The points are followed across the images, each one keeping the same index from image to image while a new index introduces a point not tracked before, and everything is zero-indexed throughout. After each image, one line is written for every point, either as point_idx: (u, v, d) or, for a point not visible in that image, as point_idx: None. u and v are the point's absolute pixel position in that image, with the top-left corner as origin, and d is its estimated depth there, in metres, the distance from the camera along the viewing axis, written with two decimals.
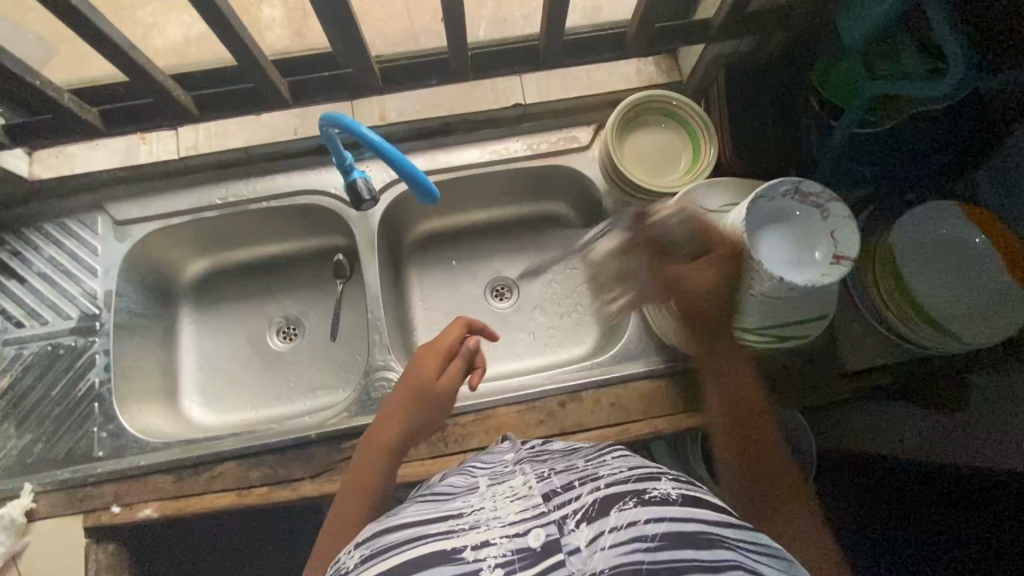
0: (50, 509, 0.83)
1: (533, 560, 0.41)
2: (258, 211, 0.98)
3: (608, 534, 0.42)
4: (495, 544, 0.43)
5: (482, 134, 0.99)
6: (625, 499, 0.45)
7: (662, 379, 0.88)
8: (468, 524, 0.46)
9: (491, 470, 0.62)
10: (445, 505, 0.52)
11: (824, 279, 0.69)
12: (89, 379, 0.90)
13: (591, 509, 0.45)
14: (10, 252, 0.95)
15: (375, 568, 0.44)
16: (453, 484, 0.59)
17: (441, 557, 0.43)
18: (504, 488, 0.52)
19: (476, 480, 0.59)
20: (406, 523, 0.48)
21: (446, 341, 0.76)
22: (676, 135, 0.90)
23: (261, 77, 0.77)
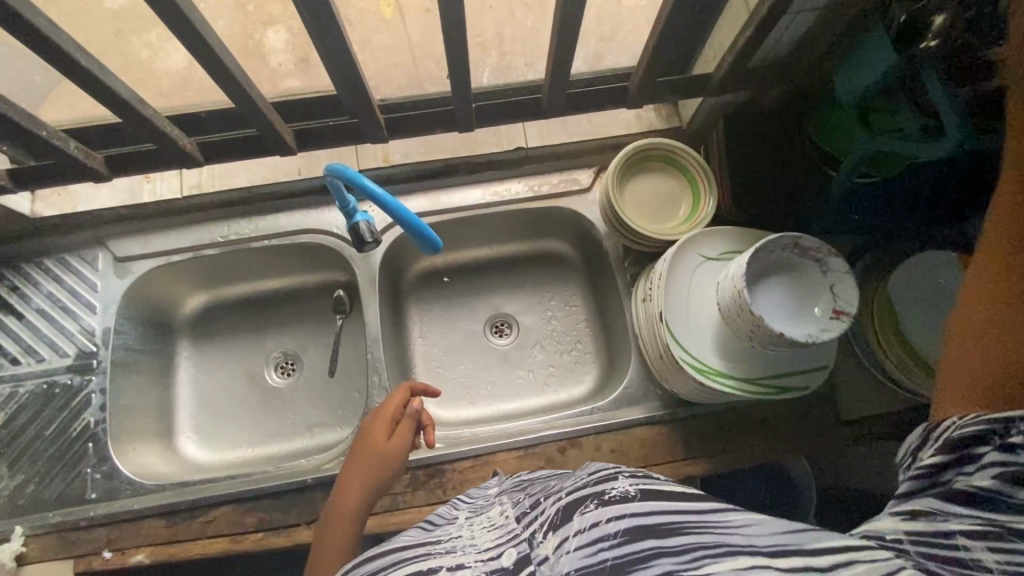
0: (41, 553, 0.82)
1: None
2: (260, 249, 0.98)
3: (573, 537, 0.40)
4: (470, 566, 0.42)
5: (482, 175, 1.00)
6: (586, 502, 0.42)
7: (662, 425, 0.88)
8: (444, 548, 0.47)
9: (474, 503, 0.61)
10: (426, 533, 0.52)
11: (824, 335, 0.69)
12: (84, 419, 0.89)
13: (556, 517, 0.42)
14: (9, 287, 0.94)
15: None
16: (438, 515, 0.58)
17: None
18: (482, 518, 0.53)
19: (456, 512, 0.59)
20: (391, 547, 0.48)
21: (392, 407, 0.80)
22: (675, 181, 0.91)
23: (266, 125, 0.78)
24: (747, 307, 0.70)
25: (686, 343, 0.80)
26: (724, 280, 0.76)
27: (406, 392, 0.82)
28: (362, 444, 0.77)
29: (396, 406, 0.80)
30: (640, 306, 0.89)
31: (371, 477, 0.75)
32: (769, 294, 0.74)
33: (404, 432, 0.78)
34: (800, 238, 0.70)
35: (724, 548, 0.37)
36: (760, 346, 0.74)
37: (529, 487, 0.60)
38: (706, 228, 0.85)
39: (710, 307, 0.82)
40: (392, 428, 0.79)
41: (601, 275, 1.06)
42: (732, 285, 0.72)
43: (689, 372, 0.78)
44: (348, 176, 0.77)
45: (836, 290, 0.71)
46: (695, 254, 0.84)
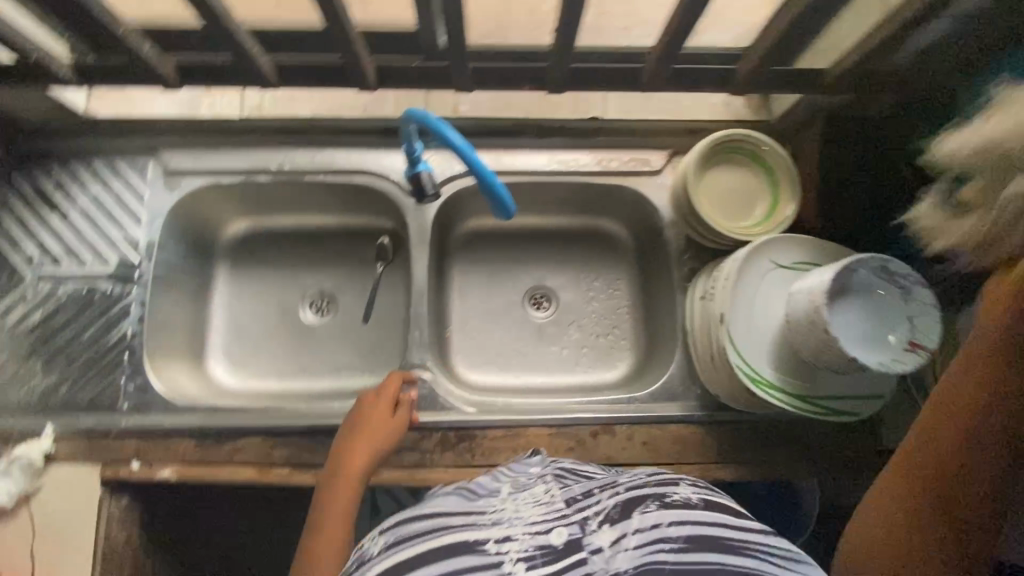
0: (69, 455, 0.82)
1: (556, 557, 0.41)
2: (313, 183, 0.95)
3: (632, 535, 0.42)
4: (518, 539, 0.42)
5: (552, 141, 0.95)
6: (647, 501, 0.45)
7: (698, 425, 0.87)
8: (491, 519, 0.45)
9: (518, 478, 0.56)
10: (469, 501, 0.49)
11: (893, 367, 0.67)
12: (121, 328, 0.88)
13: (615, 511, 0.44)
14: (55, 184, 0.92)
15: (406, 551, 0.43)
16: (479, 482, 0.53)
17: (464, 546, 0.42)
18: (528, 493, 0.50)
19: (500, 485, 0.53)
20: (435, 513, 0.47)
21: (390, 393, 0.81)
22: (758, 181, 0.87)
23: (351, 54, 0.73)
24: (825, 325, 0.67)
25: (744, 350, 0.78)
26: (800, 291, 0.72)
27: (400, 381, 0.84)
28: (355, 427, 0.78)
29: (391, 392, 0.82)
30: (697, 303, 0.86)
31: (366, 458, 0.75)
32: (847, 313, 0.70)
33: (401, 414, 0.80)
34: (888, 261, 0.67)
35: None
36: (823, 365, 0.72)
37: (579, 474, 0.56)
38: (785, 235, 0.81)
39: (773, 316, 0.79)
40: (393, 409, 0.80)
41: (653, 263, 1.03)
42: (811, 298, 0.69)
43: (743, 381, 0.76)
44: (427, 122, 0.72)
45: (915, 321, 0.69)
46: (768, 259, 0.80)
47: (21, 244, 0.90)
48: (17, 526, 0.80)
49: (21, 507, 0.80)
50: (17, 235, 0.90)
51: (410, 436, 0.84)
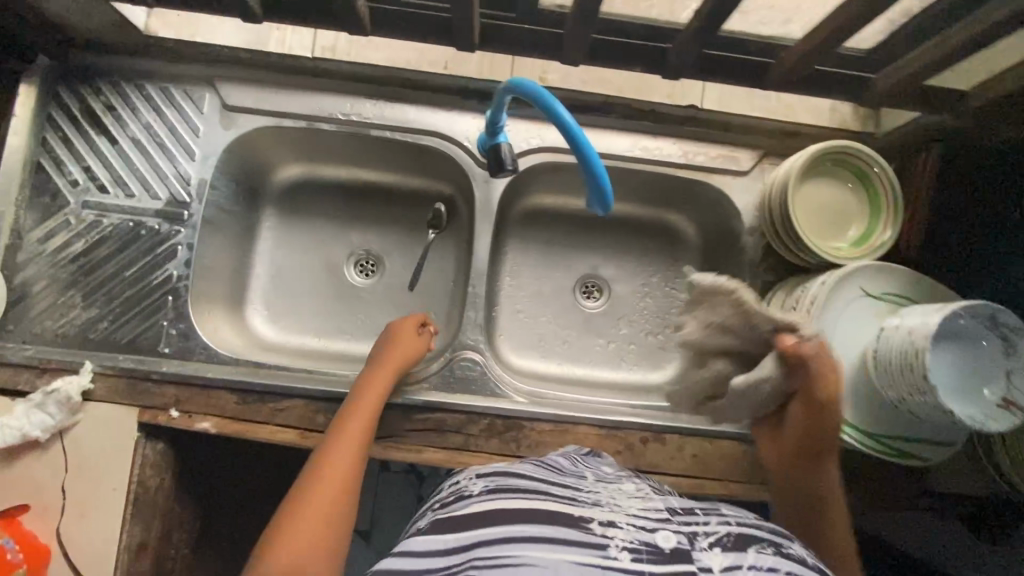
0: (107, 394, 0.79)
1: (662, 558, 0.48)
2: (378, 138, 0.89)
3: (748, 568, 0.48)
4: (623, 528, 0.50)
5: (639, 125, 0.89)
6: (764, 545, 0.52)
7: (751, 444, 0.84)
8: (592, 503, 0.54)
9: (598, 470, 0.67)
10: (563, 481, 0.60)
11: (986, 423, 0.63)
12: (167, 270, 0.84)
13: (729, 542, 0.51)
14: (105, 105, 0.86)
15: (509, 501, 0.54)
16: (563, 463, 0.66)
17: (574, 521, 0.51)
18: (619, 492, 0.60)
19: (585, 473, 0.65)
20: (531, 480, 0.58)
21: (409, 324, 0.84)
22: (857, 199, 0.80)
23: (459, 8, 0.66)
24: (923, 371, 0.63)
25: None
26: (895, 328, 0.68)
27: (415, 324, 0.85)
28: (379, 354, 0.80)
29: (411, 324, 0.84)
30: None
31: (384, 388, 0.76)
32: (941, 363, 0.65)
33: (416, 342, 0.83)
34: (998, 311, 0.63)
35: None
36: (904, 407, 0.69)
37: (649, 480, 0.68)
38: (880, 263, 0.76)
39: (855, 348, 0.75)
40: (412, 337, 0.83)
41: (717, 267, 0.97)
42: (910, 340, 0.65)
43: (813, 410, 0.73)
44: (536, 94, 0.64)
45: (1013, 377, 0.64)
46: (857, 286, 0.76)
47: (65, 166, 0.85)
48: (51, 459, 0.78)
49: (55, 440, 0.78)
50: (61, 155, 0.85)
51: (457, 419, 0.81)
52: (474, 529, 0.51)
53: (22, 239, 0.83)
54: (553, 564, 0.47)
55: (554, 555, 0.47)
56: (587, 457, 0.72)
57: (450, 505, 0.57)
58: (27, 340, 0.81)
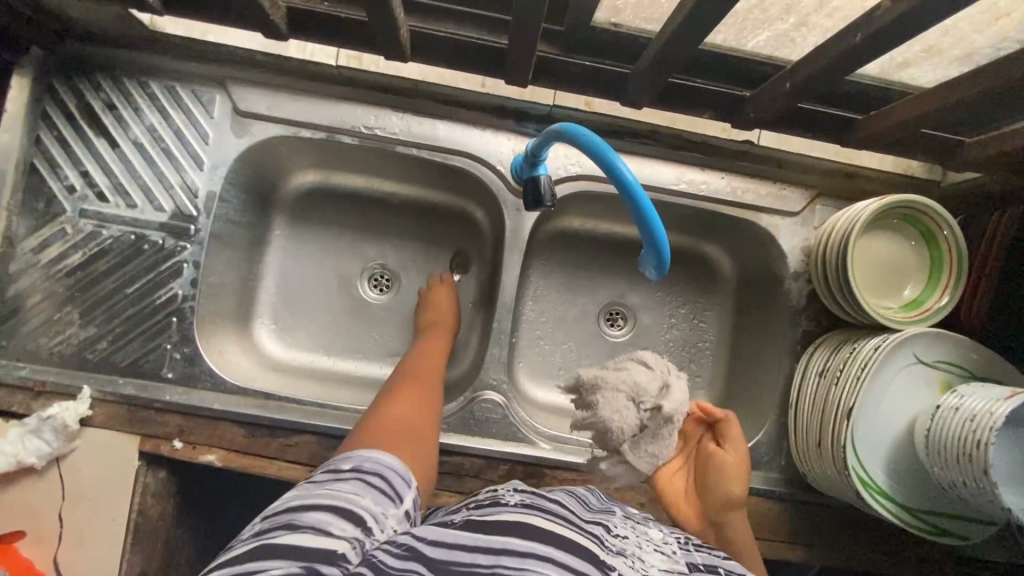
0: (107, 420, 0.75)
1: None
2: (403, 155, 0.82)
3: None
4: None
5: (685, 156, 0.82)
6: None
7: (778, 502, 0.81)
8: (616, 550, 0.49)
9: (628, 510, 0.62)
10: (589, 513, 0.55)
11: None
12: (171, 288, 0.78)
13: None
14: (106, 104, 0.78)
15: (538, 519, 0.47)
16: (592, 498, 0.61)
17: (596, 563, 0.45)
18: (647, 536, 0.55)
19: (614, 509, 0.60)
20: (559, 506, 0.52)
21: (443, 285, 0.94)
22: (917, 260, 0.75)
23: (518, 38, 0.59)
24: (985, 464, 0.59)
25: (860, 449, 0.71)
26: (953, 407, 0.64)
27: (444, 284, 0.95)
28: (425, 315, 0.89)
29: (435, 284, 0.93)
30: (812, 377, 0.78)
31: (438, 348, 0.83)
32: (1002, 446, 0.62)
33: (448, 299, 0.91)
34: None
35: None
36: (951, 488, 0.65)
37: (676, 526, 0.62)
38: (936, 331, 0.71)
39: (899, 417, 0.72)
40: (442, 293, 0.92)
41: (753, 306, 0.92)
42: (971, 425, 0.61)
43: (856, 482, 0.69)
44: (589, 142, 0.58)
45: None
46: (911, 353, 0.71)
47: (61, 170, 0.78)
48: (46, 486, 0.74)
49: (51, 467, 0.74)
50: (56, 157, 0.78)
51: (476, 463, 0.77)
52: (507, 534, 0.44)
53: (15, 248, 0.77)
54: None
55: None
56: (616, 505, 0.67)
57: (484, 509, 0.50)
58: (20, 359, 0.76)
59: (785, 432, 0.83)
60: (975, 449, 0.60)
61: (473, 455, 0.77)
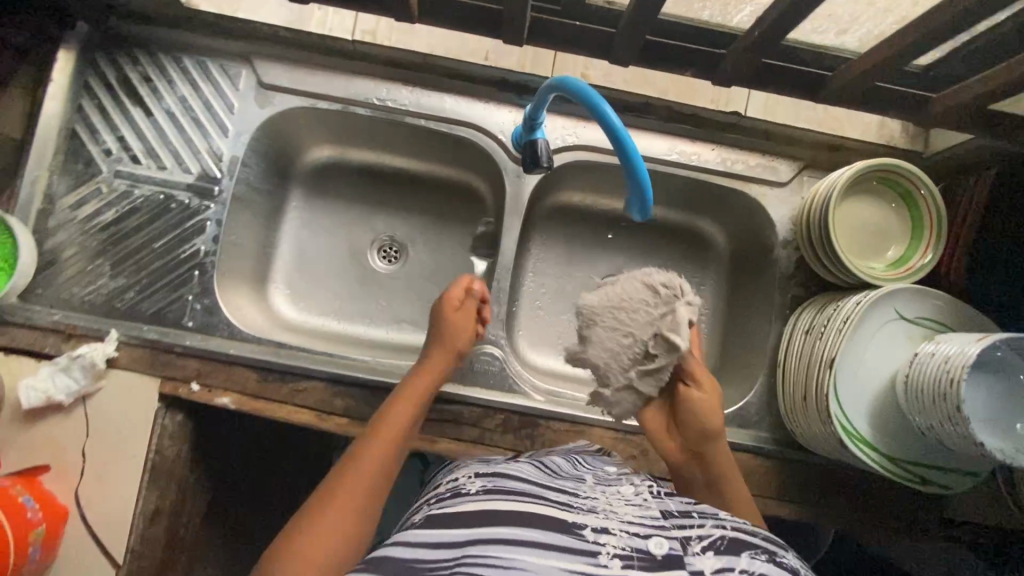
0: (131, 363, 0.80)
1: (652, 565, 0.49)
2: (412, 125, 0.88)
3: (739, 573, 0.48)
4: (616, 535, 0.51)
5: (677, 128, 0.87)
6: (758, 551, 0.51)
7: (767, 457, 0.83)
8: (585, 506, 0.55)
9: (598, 471, 0.67)
10: (558, 481, 0.61)
11: (1018, 457, 0.61)
12: (195, 244, 0.84)
13: (721, 545, 0.51)
14: (142, 76, 0.86)
15: (501, 502, 0.54)
16: (562, 466, 0.67)
17: (562, 525, 0.51)
18: (616, 490, 0.61)
19: (584, 473, 0.66)
20: (524, 481, 0.59)
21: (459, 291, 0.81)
22: (899, 223, 0.78)
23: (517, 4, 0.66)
24: (957, 403, 0.61)
25: (843, 398, 0.73)
26: (930, 354, 0.67)
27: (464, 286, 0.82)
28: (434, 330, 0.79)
29: (459, 290, 0.81)
30: (799, 336, 0.80)
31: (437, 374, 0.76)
32: (976, 390, 0.64)
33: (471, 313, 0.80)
34: None
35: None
36: (931, 432, 0.67)
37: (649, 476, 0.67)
38: (916, 287, 0.74)
39: (881, 369, 0.74)
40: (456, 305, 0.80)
41: (744, 277, 0.96)
42: (946, 368, 0.63)
43: (839, 430, 0.71)
44: (580, 93, 0.63)
45: None
46: (892, 309, 0.74)
47: (99, 134, 0.85)
48: (72, 423, 0.79)
49: (78, 404, 0.79)
50: (95, 123, 0.85)
51: (473, 411, 0.81)
52: (469, 526, 0.51)
53: (55, 204, 0.84)
54: (543, 571, 0.47)
55: (545, 561, 0.48)
56: (596, 457, 0.73)
57: (448, 500, 0.58)
58: (54, 305, 0.82)
59: (774, 393, 0.86)
60: (950, 388, 0.62)
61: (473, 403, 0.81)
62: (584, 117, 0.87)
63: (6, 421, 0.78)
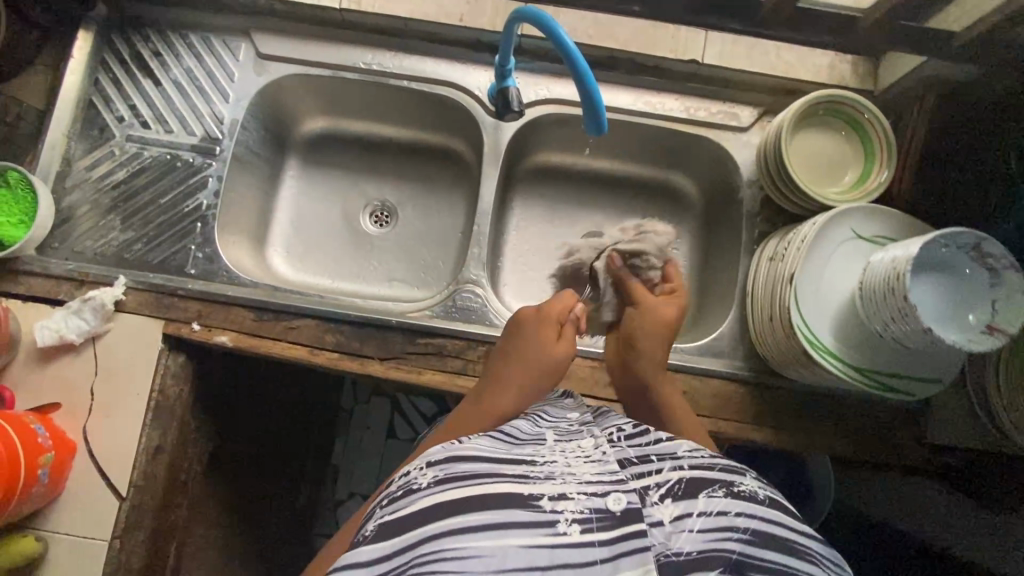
0: (137, 306, 0.86)
1: (612, 523, 0.48)
2: (396, 87, 0.96)
3: (696, 517, 0.49)
4: (573, 499, 0.49)
5: (642, 80, 0.93)
6: (715, 487, 0.52)
7: (741, 383, 0.86)
8: (543, 474, 0.52)
9: (559, 425, 0.64)
10: (516, 447, 0.56)
11: (971, 345, 0.64)
12: (198, 200, 0.91)
13: (678, 489, 0.51)
14: (153, 52, 0.95)
15: (456, 491, 0.48)
16: (520, 428, 0.61)
17: (520, 500, 0.48)
18: (575, 446, 0.58)
19: (543, 430, 0.62)
20: (478, 455, 0.53)
21: (561, 309, 0.78)
22: (851, 149, 0.83)
23: None
24: (903, 294, 0.65)
25: (809, 315, 0.76)
26: (881, 259, 0.70)
27: (570, 302, 0.80)
28: (516, 341, 0.76)
29: (564, 307, 0.79)
30: (764, 264, 0.84)
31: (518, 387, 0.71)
32: (927, 288, 0.68)
33: (568, 346, 0.76)
34: (984, 239, 0.64)
35: (779, 570, 0.47)
36: (890, 337, 0.71)
37: (607, 424, 0.64)
38: (869, 207, 0.78)
39: (843, 283, 0.77)
40: (556, 333, 0.76)
41: (722, 225, 0.98)
42: (892, 267, 0.67)
43: (802, 341, 0.75)
44: (540, 20, 0.69)
45: (998, 304, 0.66)
46: (848, 226, 0.78)
47: (114, 104, 0.93)
48: (82, 362, 0.84)
49: (88, 344, 0.85)
50: (110, 95, 0.94)
51: (457, 344, 0.86)
52: (421, 524, 0.47)
53: (72, 166, 0.92)
54: (502, 551, 0.45)
55: (502, 540, 0.46)
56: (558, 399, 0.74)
57: (398, 503, 0.49)
58: (68, 257, 0.89)
59: (745, 324, 0.89)
60: (900, 293, 0.65)
61: (457, 335, 0.86)
62: (554, 74, 0.94)
63: (22, 362, 0.84)
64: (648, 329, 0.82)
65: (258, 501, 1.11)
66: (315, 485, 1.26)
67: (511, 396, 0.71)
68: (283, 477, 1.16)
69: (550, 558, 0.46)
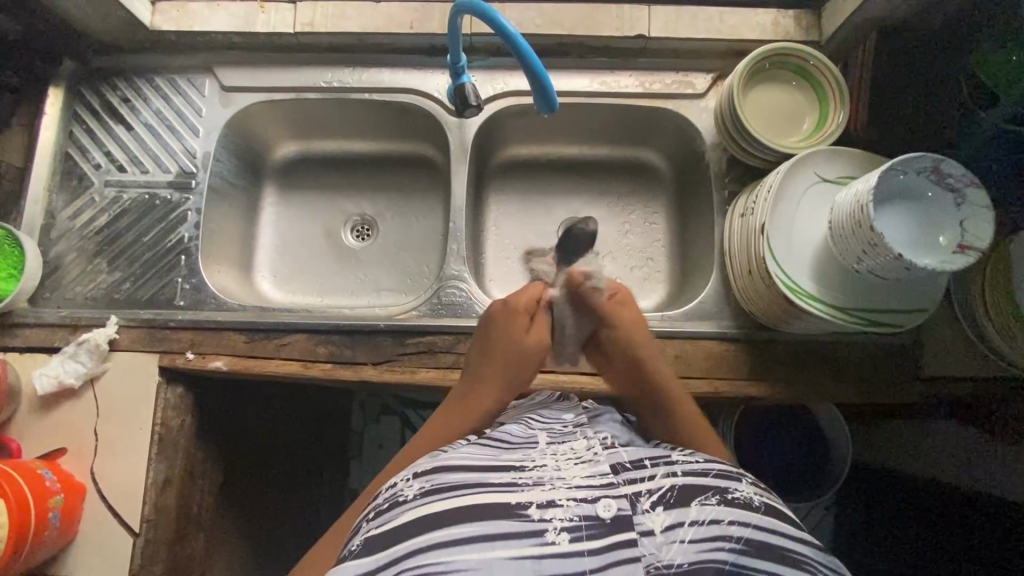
0: (130, 343, 0.88)
1: (602, 531, 0.47)
2: (359, 101, 0.99)
3: (689, 526, 0.47)
4: (562, 506, 0.48)
5: (594, 62, 0.95)
6: (708, 494, 0.50)
7: (733, 342, 0.87)
8: (532, 480, 0.51)
9: (552, 427, 0.62)
10: (505, 452, 0.55)
11: (948, 265, 0.64)
12: (179, 233, 0.94)
13: (671, 497, 0.50)
14: (121, 98, 0.98)
15: (441, 504, 0.48)
16: (510, 433, 0.59)
17: (507, 509, 0.47)
18: (565, 449, 0.56)
19: (535, 433, 0.59)
20: (465, 465, 0.52)
21: (528, 299, 0.78)
22: (804, 98, 0.85)
23: None
24: (869, 225, 0.65)
25: (789, 266, 0.77)
26: (846, 197, 0.71)
27: (540, 292, 0.80)
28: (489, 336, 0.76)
29: (533, 298, 0.79)
30: (737, 222, 0.85)
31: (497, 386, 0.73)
32: (894, 218, 0.69)
33: (541, 335, 0.77)
34: (941, 160, 0.65)
35: None
36: (868, 271, 0.71)
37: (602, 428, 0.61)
38: (831, 148, 0.79)
39: (817, 229, 0.78)
40: (528, 323, 0.77)
41: (695, 192, 0.99)
42: (856, 200, 0.68)
43: (782, 288, 0.75)
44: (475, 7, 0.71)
45: (966, 224, 0.66)
46: (813, 172, 0.79)
47: (90, 153, 0.96)
48: (83, 404, 0.86)
49: (87, 387, 0.86)
50: (85, 144, 0.97)
51: (447, 339, 0.87)
52: (408, 538, 0.46)
53: (56, 218, 0.94)
54: (487, 563, 0.44)
55: (488, 552, 0.45)
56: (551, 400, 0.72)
57: (385, 515, 0.49)
58: (61, 305, 0.91)
59: (728, 285, 0.90)
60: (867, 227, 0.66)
61: (447, 331, 0.87)
62: (509, 67, 0.96)
63: (24, 413, 0.85)
64: (627, 331, 0.79)
65: (274, 528, 1.11)
66: (330, 507, 1.26)
67: (490, 396, 0.72)
68: (295, 501, 1.16)
69: (537, 568, 0.44)
